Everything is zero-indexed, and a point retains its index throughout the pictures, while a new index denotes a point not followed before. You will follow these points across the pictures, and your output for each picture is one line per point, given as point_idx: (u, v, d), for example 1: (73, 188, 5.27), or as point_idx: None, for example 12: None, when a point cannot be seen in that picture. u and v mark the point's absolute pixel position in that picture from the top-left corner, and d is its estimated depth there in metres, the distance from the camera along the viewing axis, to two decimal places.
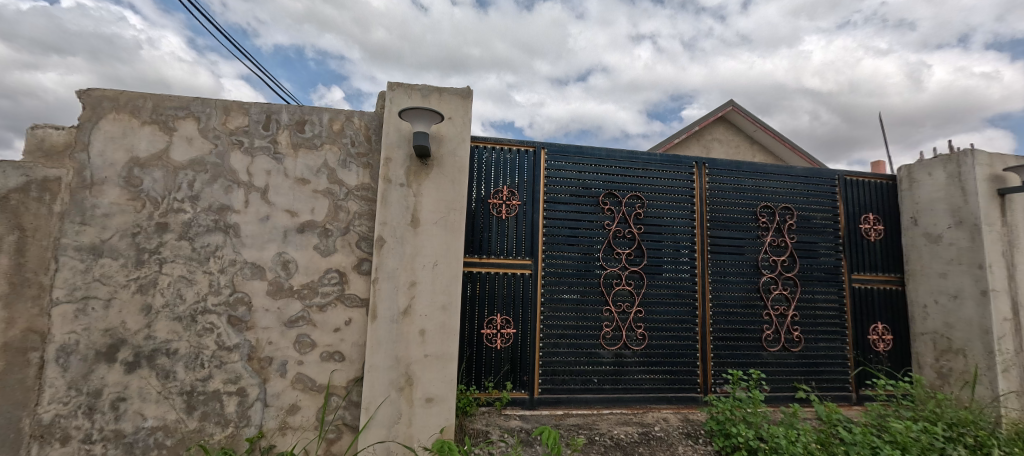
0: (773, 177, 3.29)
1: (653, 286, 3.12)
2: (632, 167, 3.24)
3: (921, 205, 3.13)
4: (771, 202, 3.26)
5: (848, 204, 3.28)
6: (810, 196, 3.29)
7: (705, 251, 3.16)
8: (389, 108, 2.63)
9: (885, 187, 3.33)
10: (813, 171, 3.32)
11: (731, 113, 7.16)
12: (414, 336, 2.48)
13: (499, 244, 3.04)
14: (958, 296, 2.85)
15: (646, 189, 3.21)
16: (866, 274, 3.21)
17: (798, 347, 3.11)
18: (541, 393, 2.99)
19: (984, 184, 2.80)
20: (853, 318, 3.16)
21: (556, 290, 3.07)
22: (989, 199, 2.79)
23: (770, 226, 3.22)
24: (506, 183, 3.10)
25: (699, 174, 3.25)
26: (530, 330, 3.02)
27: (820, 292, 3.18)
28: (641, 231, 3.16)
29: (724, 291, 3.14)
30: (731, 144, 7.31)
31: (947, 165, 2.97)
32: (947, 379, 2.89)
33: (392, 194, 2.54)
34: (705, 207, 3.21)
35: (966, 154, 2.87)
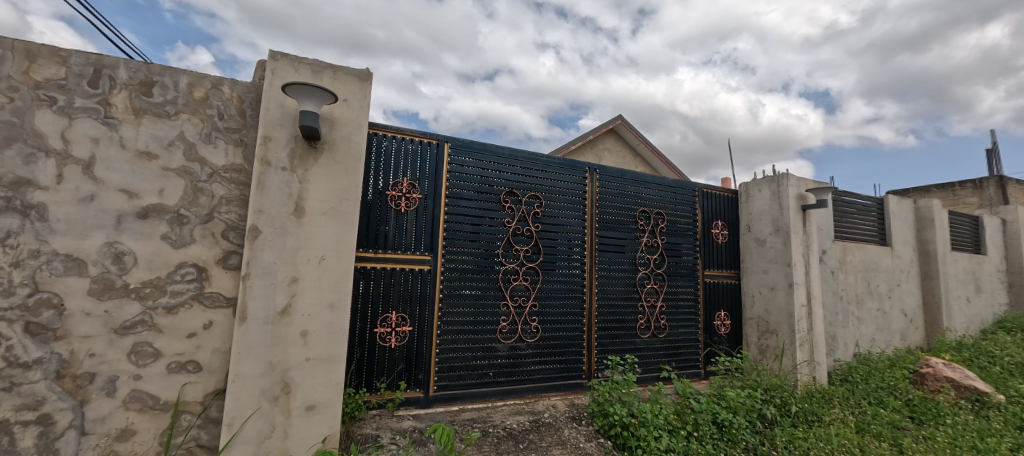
0: (650, 186, 3.76)
1: (547, 282, 3.31)
2: (533, 168, 3.38)
3: (753, 215, 3.88)
4: (647, 207, 3.71)
5: (704, 212, 3.92)
6: (677, 203, 3.84)
7: (593, 249, 3.46)
8: (269, 80, 2.30)
9: (730, 200, 4.05)
10: (680, 182, 3.87)
11: (619, 127, 7.98)
12: (294, 339, 2.22)
13: (397, 238, 2.90)
14: (774, 288, 3.61)
15: (544, 189, 3.38)
16: (714, 271, 3.88)
17: (664, 333, 3.61)
18: (437, 390, 2.94)
19: (794, 201, 3.59)
20: (705, 307, 3.79)
21: (456, 287, 3.05)
22: (796, 212, 3.59)
23: (646, 229, 3.66)
24: (407, 175, 2.97)
25: (590, 179, 3.54)
26: (427, 327, 2.95)
27: (681, 286, 3.74)
28: (539, 229, 3.32)
29: (608, 286, 3.49)
30: (619, 155, 8.15)
31: (771, 184, 3.73)
32: (765, 354, 3.65)
33: (270, 178, 2.23)
34: (594, 209, 3.52)
35: (783, 177, 3.64)
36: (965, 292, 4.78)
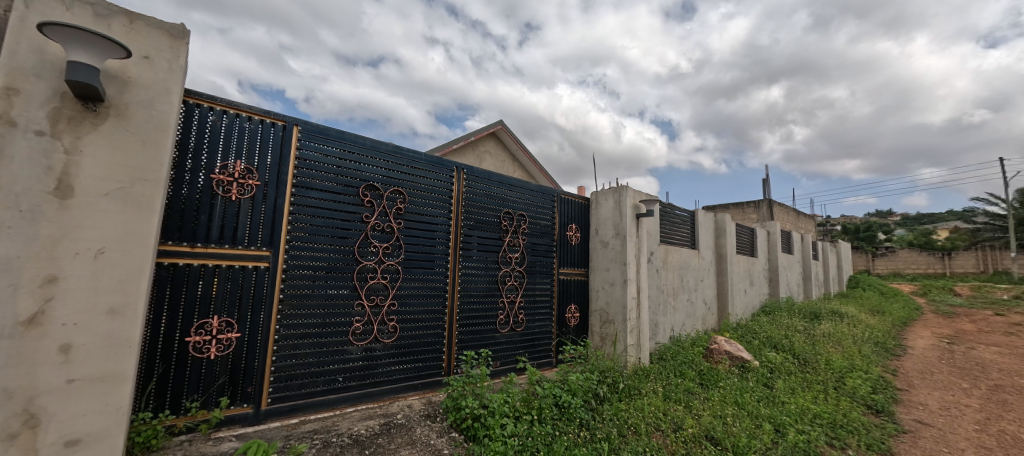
0: (514, 189, 3.98)
1: (408, 280, 3.23)
2: (397, 163, 3.27)
3: (600, 220, 4.43)
4: (511, 209, 3.92)
5: (561, 216, 4.32)
6: (538, 206, 4.16)
7: (457, 248, 3.51)
8: (21, 16, 1.74)
9: (583, 206, 4.56)
10: (542, 187, 4.20)
11: (500, 132, 8.29)
12: (49, 356, 1.70)
13: (224, 230, 2.48)
14: (613, 284, 4.19)
15: (409, 186, 3.30)
16: (568, 269, 4.31)
17: (521, 327, 3.87)
18: (271, 403, 2.61)
19: (630, 209, 4.22)
20: (558, 302, 4.19)
21: (300, 286, 2.75)
22: (632, 219, 4.23)
23: (509, 229, 3.87)
24: (241, 158, 2.57)
25: (457, 178, 3.58)
26: (260, 333, 2.58)
27: (539, 283, 4.05)
28: (401, 226, 3.23)
29: (471, 283, 3.58)
30: (499, 158, 8.48)
31: (614, 194, 4.31)
32: (605, 341, 4.21)
33: (14, 144, 1.67)
34: (460, 208, 3.57)
35: (623, 188, 4.25)
36: (743, 285, 6.30)
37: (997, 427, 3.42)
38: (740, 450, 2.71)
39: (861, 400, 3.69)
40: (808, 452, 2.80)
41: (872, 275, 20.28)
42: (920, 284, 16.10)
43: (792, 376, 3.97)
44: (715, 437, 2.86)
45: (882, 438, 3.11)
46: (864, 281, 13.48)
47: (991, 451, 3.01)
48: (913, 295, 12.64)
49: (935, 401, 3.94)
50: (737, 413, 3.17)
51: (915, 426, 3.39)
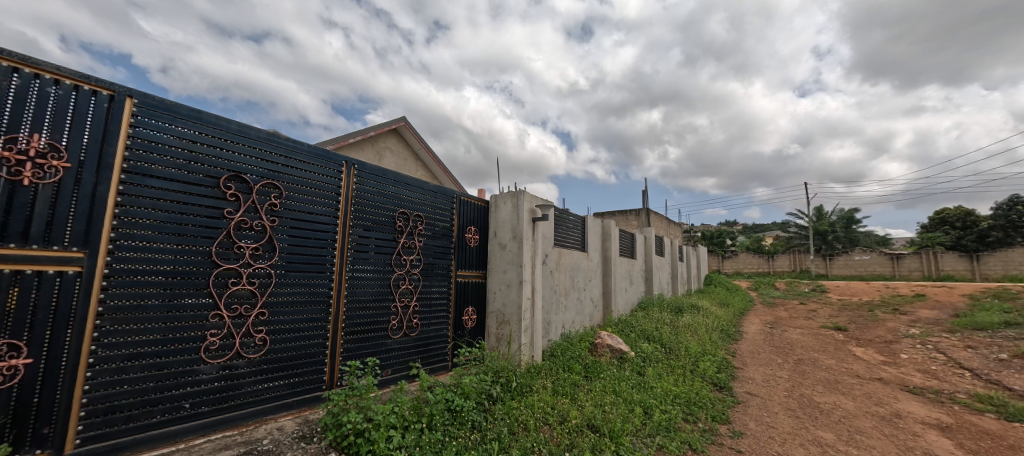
0: (411, 188, 3.83)
1: (283, 285, 2.86)
2: (272, 152, 2.89)
3: (498, 223, 4.52)
4: (407, 209, 3.76)
5: (459, 217, 4.30)
6: (436, 208, 4.07)
7: (345, 249, 3.23)
8: None
9: (482, 208, 4.61)
10: (440, 188, 4.13)
11: (403, 128, 7.94)
12: None
13: (8, 224, 1.86)
14: (509, 285, 4.30)
15: (286, 179, 2.93)
16: (465, 271, 4.31)
17: (415, 331, 3.73)
18: (81, 445, 2.06)
19: (527, 213, 4.38)
20: (455, 305, 4.16)
21: (131, 296, 2.23)
22: (528, 223, 4.40)
23: (404, 230, 3.70)
24: (42, 132, 1.99)
25: (346, 173, 3.30)
26: (66, 358, 2.01)
27: (436, 285, 3.97)
28: (275, 224, 2.84)
29: (360, 288, 3.33)
30: (400, 156, 8.11)
31: (512, 198, 4.44)
32: (500, 341, 4.30)
33: None
34: (349, 206, 3.30)
35: (521, 193, 4.40)
36: (624, 284, 7.06)
37: (798, 392, 4.38)
38: (616, 433, 2.99)
39: (709, 379, 4.40)
40: (669, 429, 3.23)
41: (722, 274, 24.57)
42: (753, 280, 20.05)
43: (660, 363, 4.54)
44: (595, 424, 3.11)
45: (722, 410, 3.74)
46: (715, 279, 16.27)
47: (794, 411, 3.85)
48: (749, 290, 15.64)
49: (760, 375, 4.90)
50: (615, 401, 3.50)
51: (746, 397, 4.16)
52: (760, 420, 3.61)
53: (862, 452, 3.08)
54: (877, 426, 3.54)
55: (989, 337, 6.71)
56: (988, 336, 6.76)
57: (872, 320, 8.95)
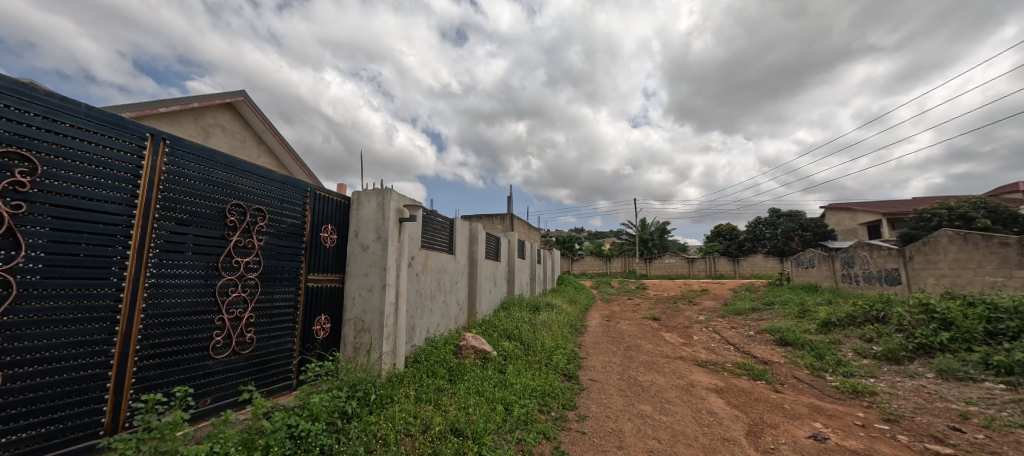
0: (249, 176, 3.19)
1: (33, 298, 2.00)
2: (19, 109, 2.01)
3: (361, 222, 4.13)
4: (242, 201, 3.10)
5: (313, 214, 3.78)
6: (284, 202, 3.48)
7: (145, 249, 2.47)
8: None
9: (342, 205, 4.16)
10: (289, 179, 3.55)
11: (240, 103, 6.59)
12: None
13: None
14: (371, 290, 3.98)
15: (45, 148, 2.08)
16: (319, 275, 3.81)
17: (248, 348, 3.10)
18: None
19: (393, 213, 4.13)
20: (304, 314, 3.63)
21: None
22: (394, 223, 4.14)
23: (237, 227, 3.04)
24: None
25: (152, 150, 2.55)
26: None
27: (279, 292, 3.39)
28: (23, 211, 1.97)
29: (168, 298, 2.60)
30: (235, 136, 6.72)
31: (377, 196, 4.12)
32: (358, 351, 3.94)
33: None
34: (155, 192, 2.54)
35: (388, 191, 4.12)
36: (489, 285, 7.33)
37: (627, 374, 5.24)
38: (479, 434, 3.04)
39: (561, 370, 4.90)
40: (526, 422, 3.45)
41: (571, 274, 27.84)
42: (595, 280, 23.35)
43: (519, 360, 4.85)
44: (459, 428, 3.10)
45: (571, 397, 4.20)
46: (566, 279, 18.35)
47: (624, 391, 4.58)
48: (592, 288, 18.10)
49: (600, 362, 5.69)
50: (478, 402, 3.57)
51: (589, 383, 4.77)
52: (600, 402, 4.18)
53: (669, 418, 3.86)
54: (679, 395, 4.48)
55: (742, 320, 9.26)
56: (742, 319, 9.33)
57: (675, 311, 11.38)
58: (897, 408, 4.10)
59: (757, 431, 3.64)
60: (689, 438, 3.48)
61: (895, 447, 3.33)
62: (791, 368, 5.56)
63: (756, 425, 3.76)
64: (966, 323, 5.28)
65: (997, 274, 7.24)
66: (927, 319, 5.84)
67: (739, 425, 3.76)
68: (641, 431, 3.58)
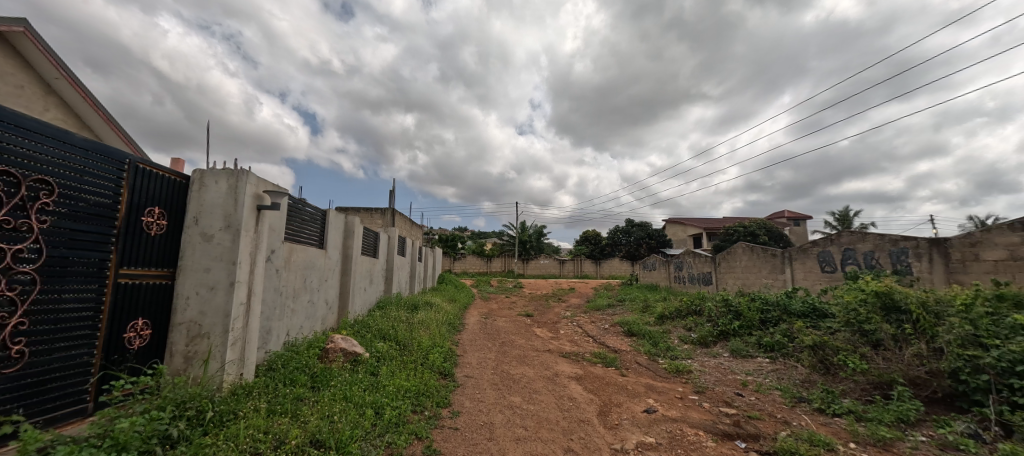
0: (29, 137, 2.38)
1: None
2: None
3: (204, 207, 3.43)
4: (16, 169, 2.30)
5: (133, 193, 3.01)
6: (87, 174, 2.69)
7: None
8: None
9: (177, 184, 3.40)
10: (98, 146, 2.76)
11: (16, 37, 4.80)
12: None
13: None
14: (213, 288, 3.35)
15: None
16: (137, 269, 3.04)
17: (16, 366, 2.31)
18: None
19: (249, 199, 3.55)
20: (111, 318, 2.86)
21: None
22: (250, 211, 3.56)
23: (5, 202, 2.23)
24: None
25: None
26: None
27: (72, 290, 2.60)
28: None
29: None
30: (7, 81, 4.90)
31: (229, 178, 3.48)
32: (191, 362, 3.28)
33: None
34: None
35: (243, 172, 3.53)
36: (363, 283, 6.86)
37: (501, 368, 5.51)
38: (344, 443, 2.83)
39: (437, 368, 4.88)
40: (398, 424, 3.34)
41: (452, 273, 27.84)
42: (475, 278, 23.87)
43: (394, 361, 4.67)
44: (321, 439, 2.83)
45: (445, 395, 4.22)
46: (446, 277, 18.29)
47: (497, 385, 4.81)
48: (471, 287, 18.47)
49: (475, 359, 5.85)
50: (344, 408, 3.32)
51: (464, 380, 4.87)
52: (474, 398, 4.31)
53: (536, 407, 4.20)
54: (545, 385, 4.91)
55: (599, 315, 10.61)
56: (599, 314, 10.67)
57: (546, 307, 12.44)
58: (703, 381, 5.24)
59: (606, 411, 4.22)
60: (552, 423, 3.84)
61: (701, 413, 4.25)
62: (634, 354, 6.60)
63: (606, 405, 4.36)
64: (747, 314, 7.02)
65: (767, 277, 9.81)
66: (725, 311, 7.58)
67: (592, 406, 4.30)
68: (510, 421, 3.81)
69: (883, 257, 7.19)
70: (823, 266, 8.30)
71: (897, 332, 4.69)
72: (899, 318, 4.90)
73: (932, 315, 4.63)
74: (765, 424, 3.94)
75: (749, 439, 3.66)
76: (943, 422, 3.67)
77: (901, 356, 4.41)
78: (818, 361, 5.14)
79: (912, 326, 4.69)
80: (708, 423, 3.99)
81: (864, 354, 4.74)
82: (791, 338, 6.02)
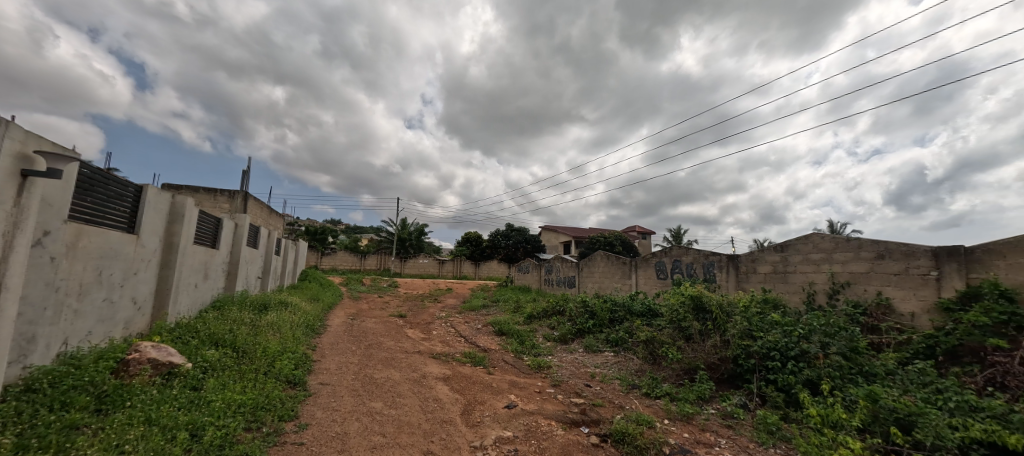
0: None
1: None
2: None
3: None
4: None
5: None
6: None
7: None
8: None
9: None
10: None
11: None
12: None
13: None
14: None
15: None
16: None
17: None
18: None
19: (8, 160, 2.61)
20: None
21: None
22: (8, 176, 2.63)
23: None
24: None
25: None
26: None
27: None
28: None
29: None
30: None
31: None
32: None
33: None
34: None
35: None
36: (195, 279, 5.68)
37: (363, 372, 5.16)
38: None
39: (284, 377, 4.32)
40: (224, 446, 2.83)
41: (318, 269, 25.06)
42: (344, 276, 22.00)
43: (226, 372, 3.95)
44: None
45: (292, 407, 3.74)
46: (309, 273, 16.43)
47: (356, 391, 4.47)
48: (339, 285, 16.94)
49: (335, 364, 5.37)
50: (145, 434, 2.66)
51: (318, 388, 4.41)
52: (327, 407, 3.93)
53: (397, 411, 4.03)
54: (411, 387, 4.77)
55: (474, 315, 10.83)
56: (473, 315, 10.89)
57: (421, 308, 12.16)
58: (560, 375, 5.77)
59: (469, 409, 4.30)
60: (413, 426, 3.73)
61: (555, 404, 4.67)
62: (502, 353, 6.92)
63: (470, 404, 4.45)
64: (600, 314, 8.00)
65: (618, 282, 11.35)
66: (583, 311, 8.50)
67: (456, 406, 4.33)
68: (367, 429, 3.58)
69: (698, 267, 8.98)
70: (659, 273, 9.98)
71: (702, 327, 5.91)
72: (704, 317, 6.16)
73: (724, 313, 5.96)
74: (605, 410, 4.53)
75: (592, 424, 4.14)
76: (725, 397, 4.75)
77: (704, 346, 5.57)
78: (649, 353, 6.15)
79: (712, 322, 5.95)
80: (559, 413, 4.40)
81: (679, 346, 5.84)
82: (631, 334, 7.06)
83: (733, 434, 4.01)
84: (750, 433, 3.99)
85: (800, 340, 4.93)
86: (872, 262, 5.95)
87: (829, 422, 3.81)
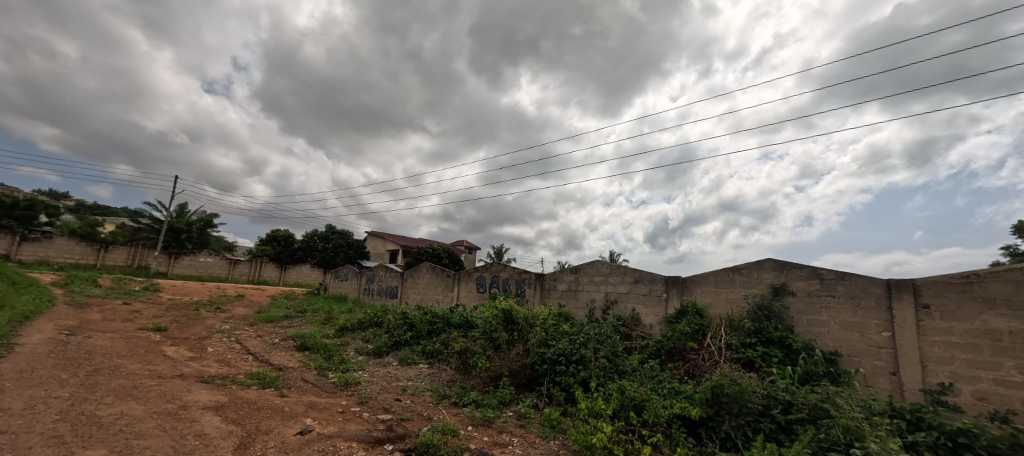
0: None
1: None
2: None
3: None
4: None
5: None
6: None
7: None
8: None
9: None
10: None
11: None
12: None
13: None
14: None
15: None
16: None
17: None
18: None
19: None
20: None
21: None
22: None
23: None
24: None
25: None
26: None
27: None
28: None
29: None
30: None
31: None
32: None
33: None
34: None
35: None
36: None
37: (76, 411, 3.68)
38: None
39: None
40: None
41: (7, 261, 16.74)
42: (61, 273, 15.40)
43: None
44: None
45: None
46: None
47: (57, 438, 3.15)
48: (48, 285, 11.72)
49: (19, 402, 3.66)
50: None
51: None
52: None
53: None
54: (160, 423, 3.68)
55: (270, 328, 9.18)
56: (270, 327, 9.23)
57: (193, 319, 9.59)
58: (368, 391, 5.45)
59: (246, 443, 3.58)
60: None
61: (358, 424, 4.36)
62: (301, 371, 6.07)
63: (248, 436, 3.71)
64: (419, 326, 7.99)
65: (440, 293, 11.60)
66: (401, 323, 8.32)
67: (229, 441, 3.55)
68: None
69: (512, 283, 10.03)
70: (479, 287, 10.69)
71: (509, 338, 6.60)
72: (512, 328, 6.88)
73: (529, 324, 6.83)
74: (412, 423, 4.50)
75: (397, 441, 4.03)
76: (521, 400, 5.39)
77: (509, 354, 6.23)
78: (461, 363, 6.47)
79: (517, 333, 6.72)
80: (362, 433, 4.12)
81: (488, 355, 6.35)
82: (447, 346, 7.27)
83: (523, 432, 4.56)
84: (536, 430, 4.62)
85: (581, 346, 6.05)
86: (631, 285, 7.86)
87: (593, 412, 4.75)
